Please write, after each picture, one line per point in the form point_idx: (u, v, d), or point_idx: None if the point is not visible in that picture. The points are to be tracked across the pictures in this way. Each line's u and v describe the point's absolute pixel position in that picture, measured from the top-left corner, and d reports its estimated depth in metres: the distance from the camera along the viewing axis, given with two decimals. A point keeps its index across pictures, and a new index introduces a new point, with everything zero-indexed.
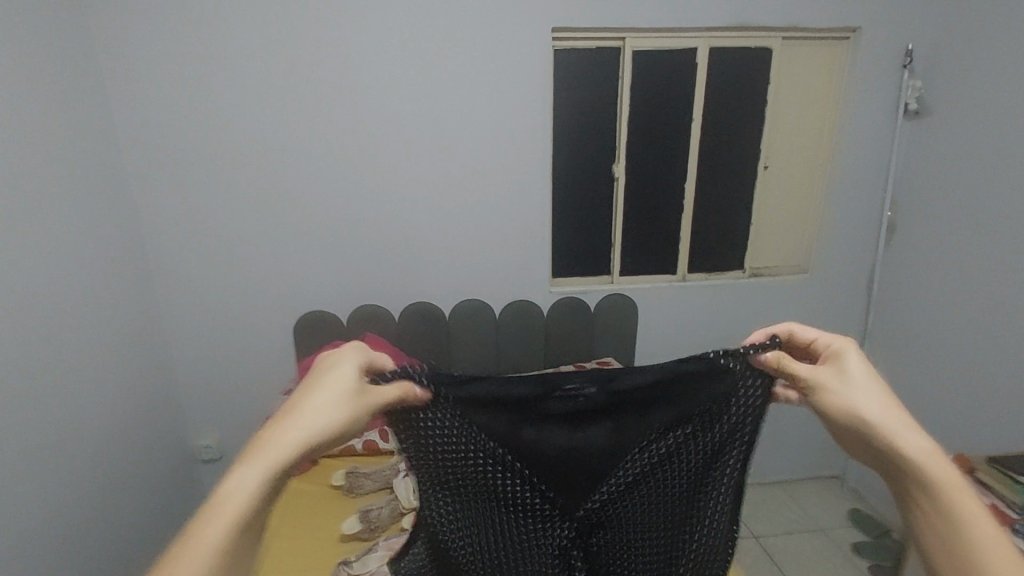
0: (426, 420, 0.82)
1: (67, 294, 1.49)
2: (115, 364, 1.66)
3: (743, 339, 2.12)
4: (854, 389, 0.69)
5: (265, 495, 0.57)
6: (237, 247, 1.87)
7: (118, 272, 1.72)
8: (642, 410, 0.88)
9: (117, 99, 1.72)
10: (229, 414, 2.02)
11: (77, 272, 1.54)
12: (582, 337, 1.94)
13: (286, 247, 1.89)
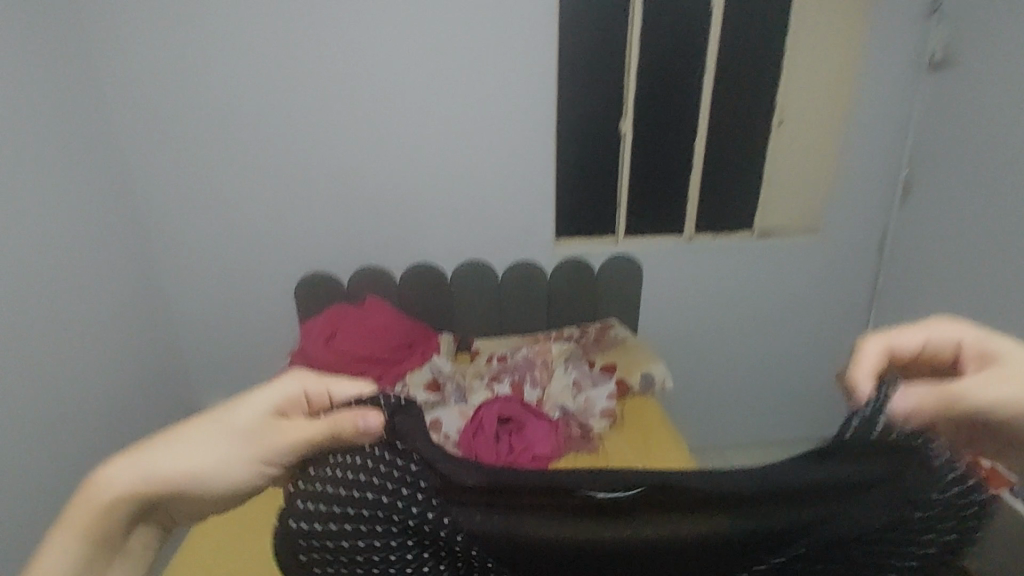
0: (329, 473, 0.69)
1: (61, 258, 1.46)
2: (115, 324, 1.65)
3: (750, 301, 2.09)
4: (994, 376, 0.72)
5: (125, 496, 0.67)
6: (233, 206, 1.82)
7: (113, 230, 1.68)
8: (642, 520, 0.66)
9: (101, 47, 1.64)
10: (231, 375, 2.02)
11: (70, 235, 1.50)
12: (585, 299, 1.90)
13: (283, 206, 1.84)
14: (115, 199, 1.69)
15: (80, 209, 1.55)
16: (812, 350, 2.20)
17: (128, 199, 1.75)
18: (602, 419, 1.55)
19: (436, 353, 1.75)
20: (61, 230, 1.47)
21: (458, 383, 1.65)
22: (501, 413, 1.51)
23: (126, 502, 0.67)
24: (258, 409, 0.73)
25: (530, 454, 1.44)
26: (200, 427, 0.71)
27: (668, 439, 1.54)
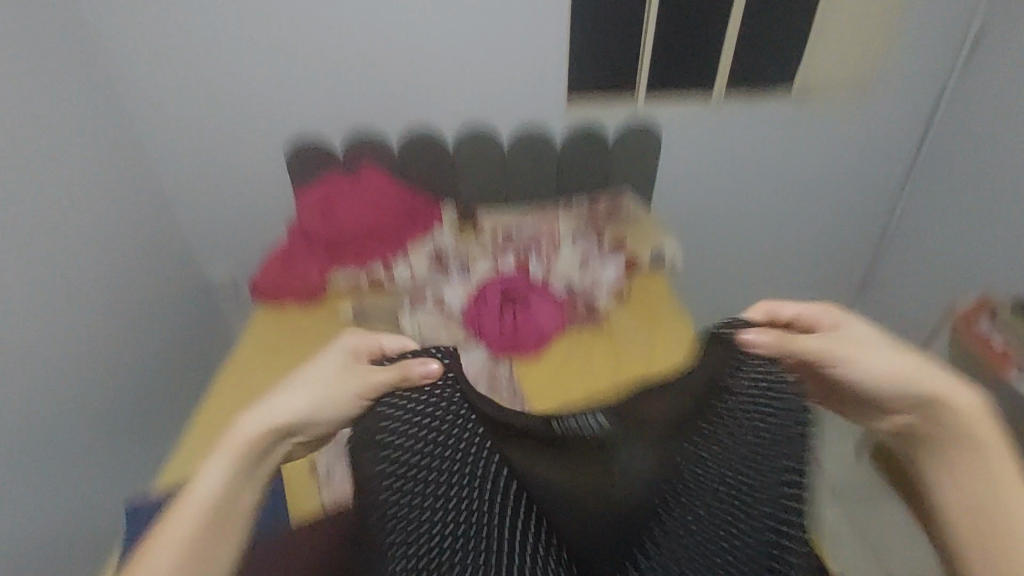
0: (393, 419, 0.85)
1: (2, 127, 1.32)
2: (92, 185, 1.56)
3: (774, 169, 1.91)
4: (852, 363, 0.85)
5: (229, 483, 0.77)
6: (202, 54, 1.61)
7: (71, 80, 1.51)
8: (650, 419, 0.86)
9: None
10: (232, 246, 1.94)
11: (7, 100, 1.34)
12: (597, 169, 1.74)
13: (257, 55, 1.62)
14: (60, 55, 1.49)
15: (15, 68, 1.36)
16: (830, 230, 2.07)
17: (77, 54, 1.55)
18: (608, 296, 1.52)
19: (438, 226, 1.65)
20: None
21: (461, 255, 1.59)
22: (504, 287, 1.47)
23: (244, 455, 0.79)
24: (331, 367, 0.86)
25: (534, 328, 1.42)
26: (295, 389, 0.84)
27: (673, 318, 1.53)
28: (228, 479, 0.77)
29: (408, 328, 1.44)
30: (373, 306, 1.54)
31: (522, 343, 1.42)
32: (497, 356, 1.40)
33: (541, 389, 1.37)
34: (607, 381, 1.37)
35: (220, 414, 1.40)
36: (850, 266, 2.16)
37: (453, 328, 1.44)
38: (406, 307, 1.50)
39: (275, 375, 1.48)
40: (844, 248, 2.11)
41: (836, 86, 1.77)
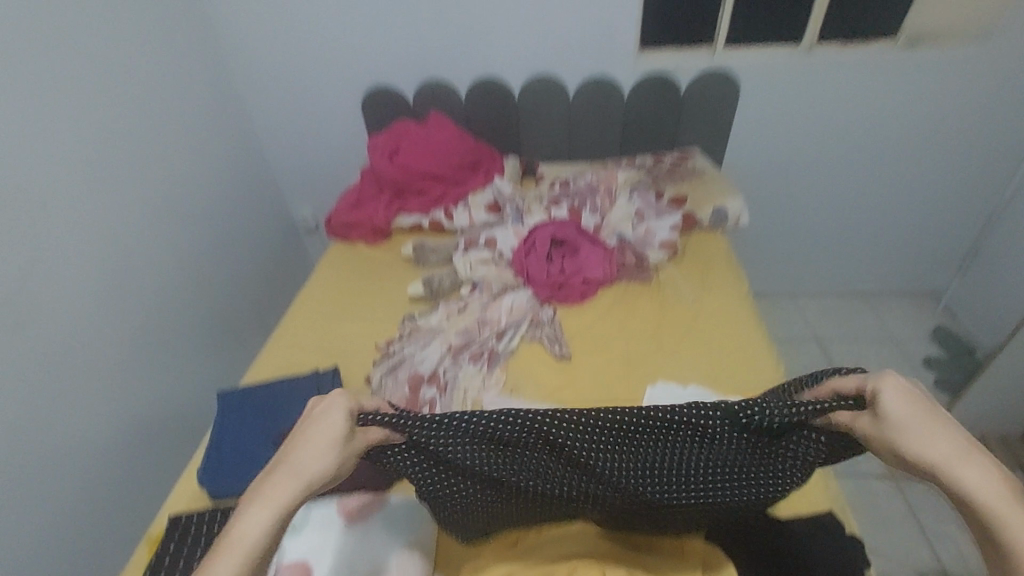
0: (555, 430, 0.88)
1: (113, 39, 1.44)
2: (211, 151, 1.79)
3: (855, 144, 1.86)
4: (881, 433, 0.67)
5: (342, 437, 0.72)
6: (306, 26, 1.78)
7: (193, 66, 1.73)
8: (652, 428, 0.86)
9: None
10: (320, 188, 2.14)
11: (114, 16, 1.45)
12: (667, 123, 1.80)
13: (351, 24, 1.77)
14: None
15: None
16: (923, 194, 1.96)
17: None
18: (660, 251, 1.51)
19: (499, 174, 1.78)
20: (101, 8, 1.41)
21: (517, 205, 1.64)
22: (555, 236, 1.50)
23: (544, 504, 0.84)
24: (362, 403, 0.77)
25: (582, 276, 1.44)
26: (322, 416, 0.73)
27: (727, 273, 1.49)
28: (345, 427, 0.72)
29: (460, 267, 1.51)
30: (433, 245, 1.62)
31: (569, 293, 1.43)
32: (543, 300, 1.43)
33: (586, 332, 1.35)
34: (643, 331, 1.34)
35: (290, 326, 1.44)
36: (943, 235, 2.06)
37: (504, 271, 1.50)
38: (461, 247, 1.57)
39: (342, 296, 1.53)
40: (936, 216, 2.01)
41: (949, 35, 1.68)
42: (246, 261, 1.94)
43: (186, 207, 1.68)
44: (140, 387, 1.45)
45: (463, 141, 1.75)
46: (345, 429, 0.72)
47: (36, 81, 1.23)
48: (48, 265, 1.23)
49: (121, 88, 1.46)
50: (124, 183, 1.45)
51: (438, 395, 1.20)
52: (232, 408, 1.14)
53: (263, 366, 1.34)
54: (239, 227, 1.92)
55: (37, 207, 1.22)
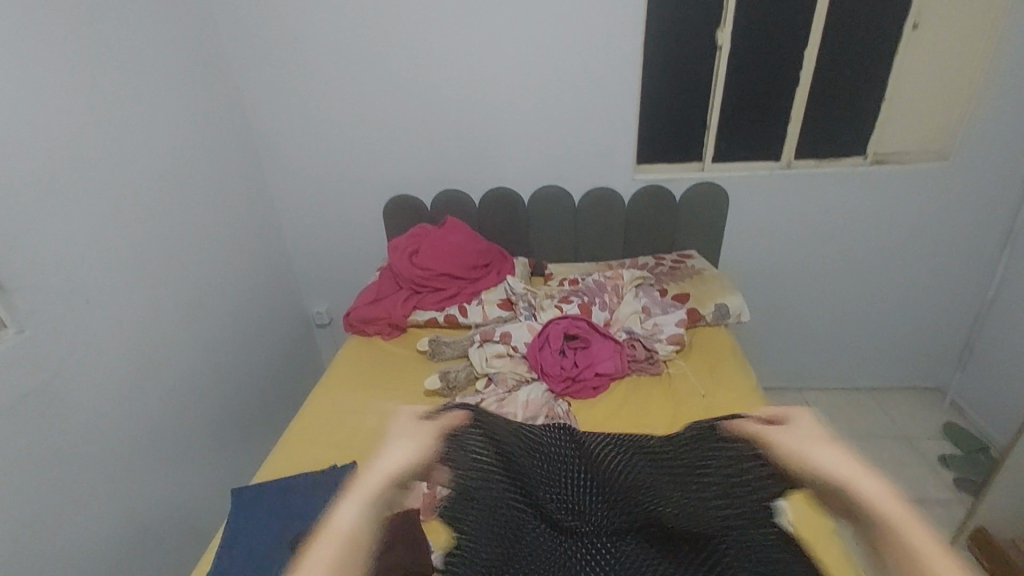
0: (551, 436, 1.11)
1: (168, 157, 1.63)
2: (241, 253, 1.93)
3: (839, 248, 2.01)
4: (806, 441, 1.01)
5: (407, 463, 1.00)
6: (339, 147, 2.02)
7: (236, 180, 1.94)
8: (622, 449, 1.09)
9: (223, 25, 1.87)
10: (339, 286, 2.27)
11: (172, 138, 1.65)
12: (665, 227, 1.95)
13: (379, 145, 2.01)
14: (211, 110, 1.83)
15: (179, 119, 1.69)
16: (910, 291, 2.08)
17: (230, 113, 1.92)
18: (668, 345, 1.57)
19: (510, 273, 1.90)
20: (162, 132, 1.62)
21: (529, 301, 1.73)
22: (568, 331, 1.57)
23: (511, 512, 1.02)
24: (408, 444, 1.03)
25: (594, 370, 1.48)
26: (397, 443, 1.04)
27: (734, 367, 1.55)
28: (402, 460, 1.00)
29: (476, 361, 1.56)
30: (449, 340, 1.69)
31: (582, 386, 1.47)
32: (557, 393, 1.46)
33: (602, 428, 1.37)
34: (658, 424, 1.36)
35: (306, 420, 1.46)
36: (936, 330, 2.13)
37: (518, 364, 1.55)
38: (476, 341, 1.63)
39: (359, 389, 1.56)
40: (926, 314, 2.11)
41: (910, 153, 1.91)
42: (263, 355, 1.99)
43: (214, 304, 1.77)
44: (149, 484, 1.43)
45: (478, 242, 1.89)
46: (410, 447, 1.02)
47: (99, 193, 1.38)
48: (82, 359, 1.29)
49: (169, 197, 1.62)
50: (160, 282, 1.55)
51: None
52: (246, 507, 1.13)
53: (278, 460, 1.34)
54: (259, 322, 2.00)
55: (81, 303, 1.31)
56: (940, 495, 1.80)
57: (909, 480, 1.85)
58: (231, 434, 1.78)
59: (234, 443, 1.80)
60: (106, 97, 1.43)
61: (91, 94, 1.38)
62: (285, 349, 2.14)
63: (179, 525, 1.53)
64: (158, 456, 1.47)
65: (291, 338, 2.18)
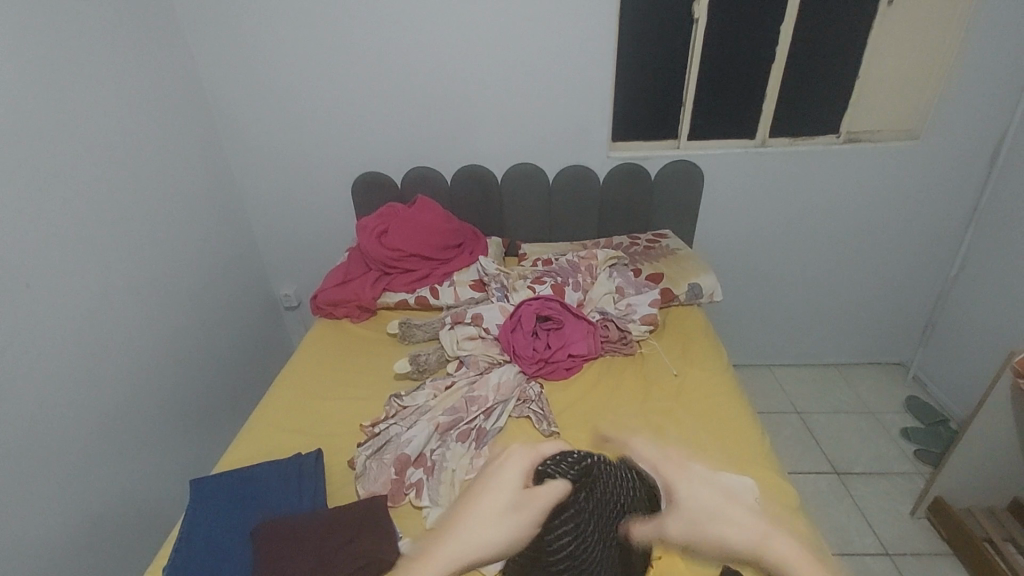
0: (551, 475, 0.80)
1: (117, 129, 1.51)
2: (202, 233, 1.84)
3: (811, 227, 2.03)
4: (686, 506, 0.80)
5: None
6: (303, 121, 1.92)
7: (194, 155, 1.83)
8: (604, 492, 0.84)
9: None
10: (306, 267, 2.19)
11: (121, 108, 1.53)
12: (640, 206, 1.93)
13: (345, 119, 1.91)
14: (164, 78, 1.70)
15: (129, 88, 1.57)
16: (878, 270, 2.11)
17: (186, 82, 1.80)
18: (642, 326, 1.56)
19: (483, 253, 1.85)
20: (110, 102, 1.50)
21: (502, 282, 1.69)
22: (541, 312, 1.54)
23: None
24: None
25: (566, 351, 1.47)
26: None
27: (706, 345, 1.55)
28: None
29: (447, 343, 1.52)
30: (420, 322, 1.65)
31: (555, 368, 1.46)
32: (529, 376, 1.45)
33: (573, 409, 1.36)
34: (631, 405, 1.36)
35: (271, 406, 1.41)
36: (900, 307, 2.18)
37: (490, 346, 1.52)
38: (447, 323, 1.60)
39: (326, 373, 1.52)
40: (893, 291, 2.15)
41: (882, 131, 1.92)
42: (227, 340, 1.92)
43: (174, 287, 1.68)
44: (109, 476, 1.37)
45: (449, 221, 1.84)
46: None
47: (42, 169, 1.27)
48: (28, 349, 1.20)
49: (121, 173, 1.51)
50: (115, 265, 1.46)
51: (424, 478, 1.17)
52: (204, 497, 1.08)
53: (241, 448, 1.29)
54: (222, 305, 1.91)
55: (26, 288, 1.22)
56: (901, 468, 1.85)
57: (872, 452, 1.91)
58: (196, 421, 1.73)
59: (199, 430, 1.74)
60: (46, 63, 1.30)
61: (29, 59, 1.26)
62: (251, 332, 2.06)
63: (145, 516, 1.49)
64: (119, 449, 1.41)
65: (257, 321, 2.11)
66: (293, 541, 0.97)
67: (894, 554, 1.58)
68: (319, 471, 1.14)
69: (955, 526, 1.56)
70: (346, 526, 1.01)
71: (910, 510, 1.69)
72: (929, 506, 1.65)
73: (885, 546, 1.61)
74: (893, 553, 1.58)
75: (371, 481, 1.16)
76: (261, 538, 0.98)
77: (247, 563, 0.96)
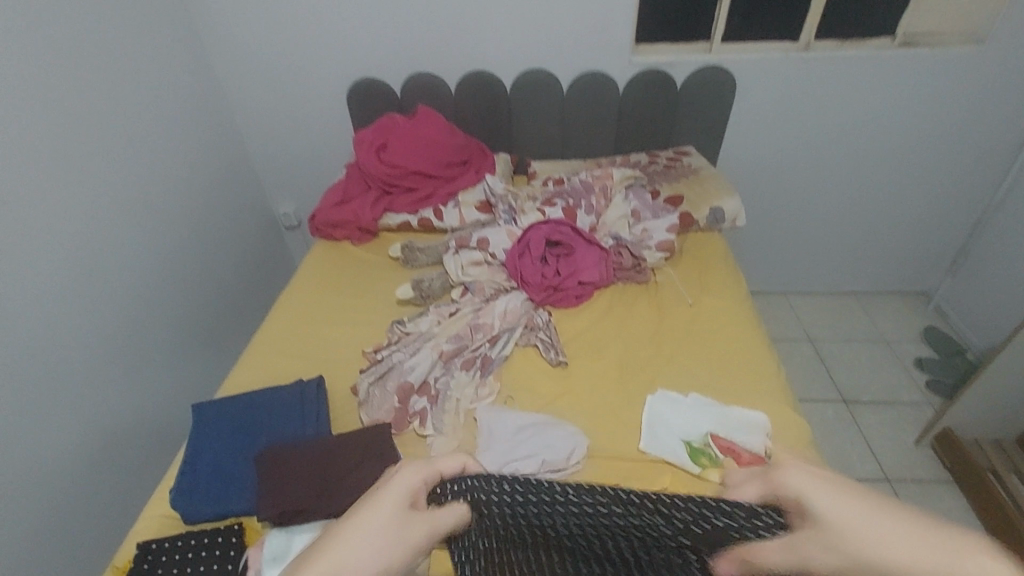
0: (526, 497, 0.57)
1: (84, 24, 1.33)
2: (191, 146, 1.70)
3: (849, 146, 1.86)
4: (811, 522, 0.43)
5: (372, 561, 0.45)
6: (290, 17, 1.70)
7: (174, 57, 1.64)
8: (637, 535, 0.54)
9: None
10: (303, 185, 2.07)
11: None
12: (661, 120, 1.76)
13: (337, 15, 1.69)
14: None
15: None
16: (913, 195, 1.97)
17: None
18: (657, 253, 1.46)
19: (489, 171, 1.72)
20: None
21: (510, 203, 1.58)
22: (550, 237, 1.44)
23: None
24: (390, 497, 0.50)
25: (577, 279, 1.39)
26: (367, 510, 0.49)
27: (725, 274, 1.47)
28: (379, 548, 0.46)
29: (451, 269, 1.45)
30: (423, 245, 1.56)
31: (564, 296, 1.39)
32: (537, 304, 1.38)
33: (582, 338, 1.31)
34: (642, 335, 1.31)
35: (271, 331, 1.37)
36: (932, 235, 2.06)
37: (497, 273, 1.44)
38: (451, 247, 1.51)
39: (326, 298, 1.46)
40: (928, 217, 2.01)
41: (940, 36, 1.68)
42: (226, 260, 1.86)
43: (167, 208, 1.60)
44: (118, 396, 1.38)
45: (453, 135, 1.68)
46: (396, 508, 0.50)
47: (6, 74, 1.14)
48: (16, 272, 1.14)
49: (97, 80, 1.37)
50: (102, 183, 1.37)
51: (428, 406, 1.15)
52: (206, 422, 1.07)
53: (243, 372, 1.27)
54: (219, 226, 1.83)
55: (6, 208, 1.13)
56: (911, 397, 1.84)
57: (882, 381, 1.89)
58: (200, 341, 1.72)
59: (204, 350, 1.73)
60: None
61: None
62: (250, 251, 1.99)
63: (159, 430, 1.52)
64: (123, 370, 1.40)
65: (256, 240, 2.04)
66: (297, 467, 0.97)
67: (893, 480, 1.61)
68: (321, 398, 1.11)
69: (961, 456, 1.56)
70: (350, 454, 1.00)
71: (915, 439, 1.69)
72: (935, 436, 1.65)
73: (886, 473, 1.62)
74: (894, 479, 1.60)
75: (374, 409, 1.14)
76: (264, 464, 0.98)
77: (253, 488, 0.97)
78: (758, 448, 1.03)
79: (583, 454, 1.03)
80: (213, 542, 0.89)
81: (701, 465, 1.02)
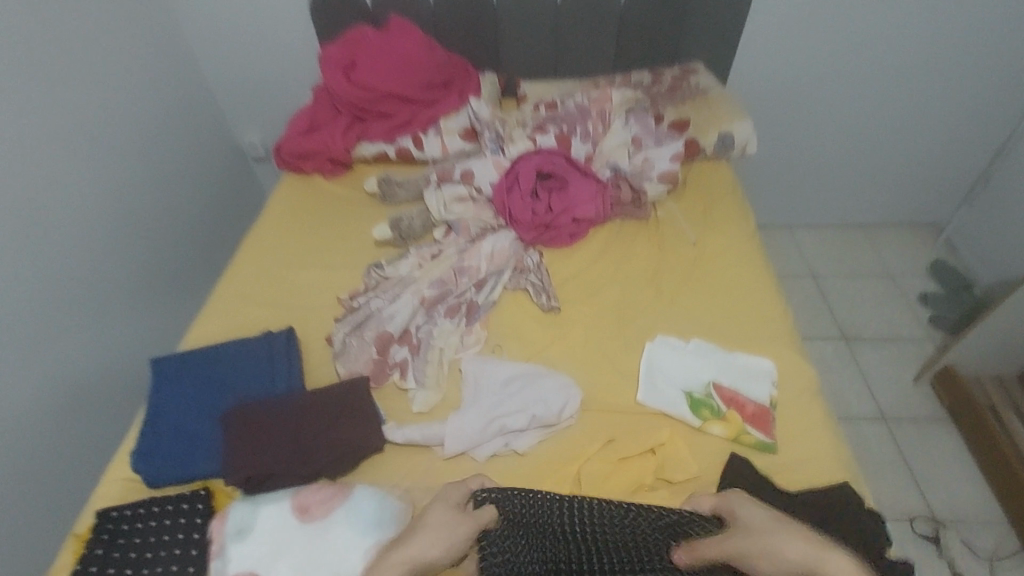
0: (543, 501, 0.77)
1: None
2: (132, 65, 1.49)
3: (869, 62, 1.69)
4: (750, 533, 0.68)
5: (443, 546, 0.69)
6: None
7: None
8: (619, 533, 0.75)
9: None
10: (267, 112, 1.84)
11: None
12: (667, 32, 1.55)
13: None
14: None
15: None
16: (936, 116, 1.81)
17: None
18: (659, 185, 1.33)
19: (474, 94, 1.53)
20: None
21: (497, 131, 1.41)
22: (542, 169, 1.31)
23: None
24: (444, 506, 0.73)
25: (571, 215, 1.26)
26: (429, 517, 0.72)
27: (732, 208, 1.34)
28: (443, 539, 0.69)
29: (433, 206, 1.31)
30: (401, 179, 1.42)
31: (557, 235, 1.27)
32: (528, 243, 1.26)
33: (576, 281, 1.21)
34: (641, 277, 1.20)
35: (236, 277, 1.25)
36: (952, 162, 1.92)
37: (483, 210, 1.31)
38: (432, 181, 1.36)
39: (296, 241, 1.33)
40: (948, 142, 1.87)
41: None
42: (188, 197, 1.69)
43: (112, 138, 1.42)
44: (76, 349, 1.28)
45: (432, 51, 1.48)
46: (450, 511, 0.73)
47: None
48: None
49: None
50: (25, 109, 1.19)
51: (410, 357, 1.06)
52: (165, 380, 0.98)
53: (206, 324, 1.16)
54: (176, 159, 1.65)
55: None
56: (913, 334, 1.78)
57: (885, 319, 1.82)
58: (166, 286, 1.60)
59: (172, 296, 1.62)
60: None
61: None
62: (216, 187, 1.82)
63: (128, 382, 1.43)
64: (78, 321, 1.30)
65: (223, 175, 1.85)
66: (267, 428, 0.90)
67: (889, 418, 1.58)
68: (291, 352, 1.02)
69: (961, 394, 1.53)
70: (325, 412, 0.92)
71: (914, 377, 1.66)
72: (936, 374, 1.61)
73: (882, 413, 1.60)
74: (889, 418, 1.58)
75: (351, 361, 1.05)
76: (229, 426, 0.90)
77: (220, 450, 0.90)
78: (763, 399, 0.97)
79: (577, 407, 0.97)
80: (177, 510, 0.83)
81: (702, 417, 0.96)
